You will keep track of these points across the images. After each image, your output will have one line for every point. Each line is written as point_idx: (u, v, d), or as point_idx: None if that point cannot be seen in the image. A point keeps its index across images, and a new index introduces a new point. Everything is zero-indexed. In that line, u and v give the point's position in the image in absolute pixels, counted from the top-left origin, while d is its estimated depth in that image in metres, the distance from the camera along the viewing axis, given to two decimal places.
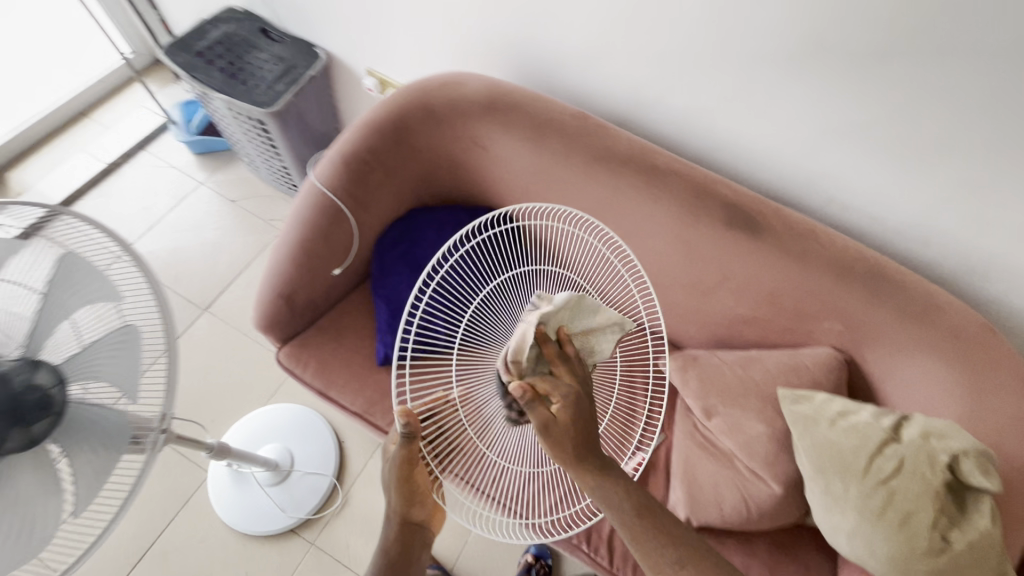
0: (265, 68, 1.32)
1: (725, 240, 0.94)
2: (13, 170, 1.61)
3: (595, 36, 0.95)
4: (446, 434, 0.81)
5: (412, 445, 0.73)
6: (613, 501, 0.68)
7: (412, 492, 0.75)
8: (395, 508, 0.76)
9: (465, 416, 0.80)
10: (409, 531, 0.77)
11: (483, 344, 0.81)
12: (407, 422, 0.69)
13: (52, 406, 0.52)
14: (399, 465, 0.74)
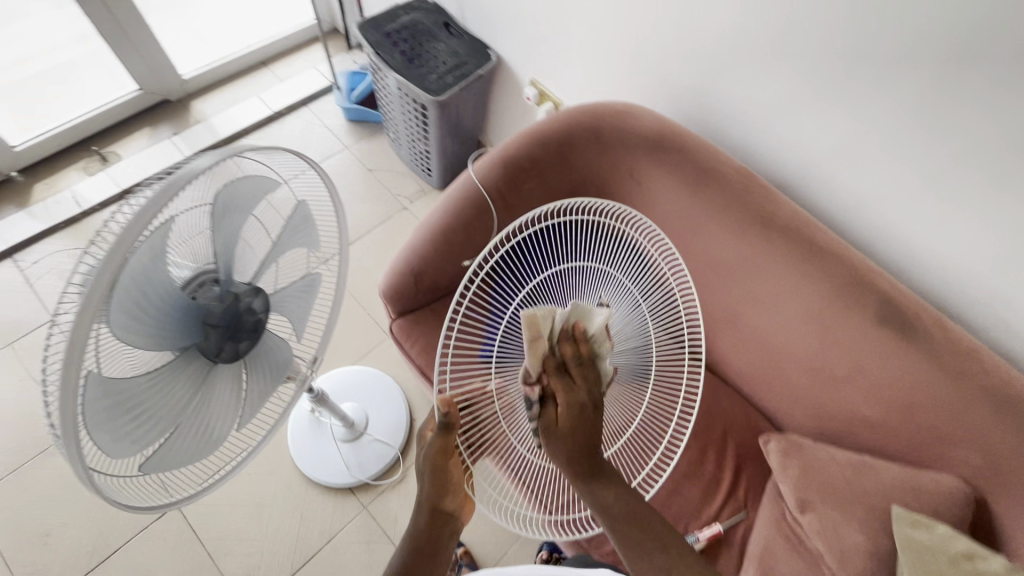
0: (440, 60, 1.40)
1: (870, 336, 0.90)
2: (199, 100, 1.82)
3: (784, 100, 0.92)
4: (482, 425, 0.78)
5: (448, 436, 0.72)
6: (609, 507, 0.66)
7: (444, 485, 0.73)
8: (425, 498, 0.72)
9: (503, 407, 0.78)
10: (438, 519, 0.72)
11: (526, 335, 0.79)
12: (446, 411, 0.69)
13: (261, 331, 0.54)
14: (433, 455, 0.72)
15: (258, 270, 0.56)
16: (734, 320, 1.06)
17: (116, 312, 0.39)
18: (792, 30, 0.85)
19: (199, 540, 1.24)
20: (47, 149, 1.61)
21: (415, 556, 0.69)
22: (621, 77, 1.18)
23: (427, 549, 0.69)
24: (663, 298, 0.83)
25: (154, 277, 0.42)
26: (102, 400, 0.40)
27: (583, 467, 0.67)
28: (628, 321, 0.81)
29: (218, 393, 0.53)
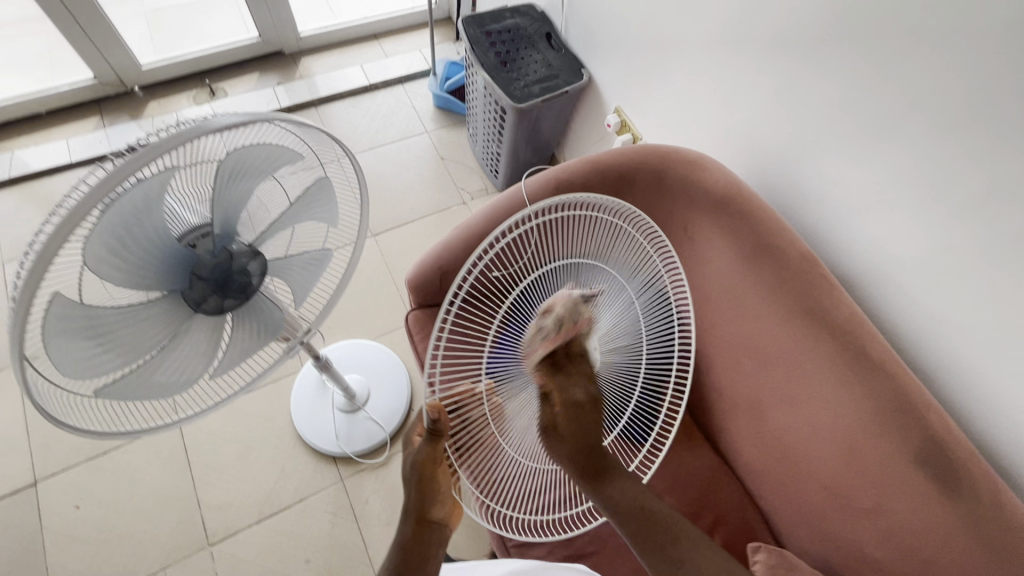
0: (532, 68, 1.40)
1: (904, 476, 0.79)
2: (308, 58, 1.92)
3: (872, 193, 0.84)
4: (471, 427, 0.70)
5: (438, 442, 0.64)
6: (619, 502, 0.66)
7: (433, 494, 0.65)
8: (413, 506, 0.64)
9: (493, 409, 0.69)
10: (424, 530, 0.64)
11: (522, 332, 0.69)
12: (436, 417, 0.62)
13: (249, 294, 0.55)
14: (422, 461, 0.64)
15: (264, 234, 0.57)
16: (757, 411, 0.97)
17: (90, 240, 0.40)
18: (900, 122, 0.77)
19: (188, 462, 1.30)
20: (168, 73, 1.76)
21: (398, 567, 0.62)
22: (703, 126, 1.12)
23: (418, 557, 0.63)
24: (655, 298, 0.79)
25: (143, 218, 0.43)
26: (66, 317, 0.42)
27: (583, 465, 0.65)
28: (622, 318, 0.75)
29: (194, 342, 0.55)
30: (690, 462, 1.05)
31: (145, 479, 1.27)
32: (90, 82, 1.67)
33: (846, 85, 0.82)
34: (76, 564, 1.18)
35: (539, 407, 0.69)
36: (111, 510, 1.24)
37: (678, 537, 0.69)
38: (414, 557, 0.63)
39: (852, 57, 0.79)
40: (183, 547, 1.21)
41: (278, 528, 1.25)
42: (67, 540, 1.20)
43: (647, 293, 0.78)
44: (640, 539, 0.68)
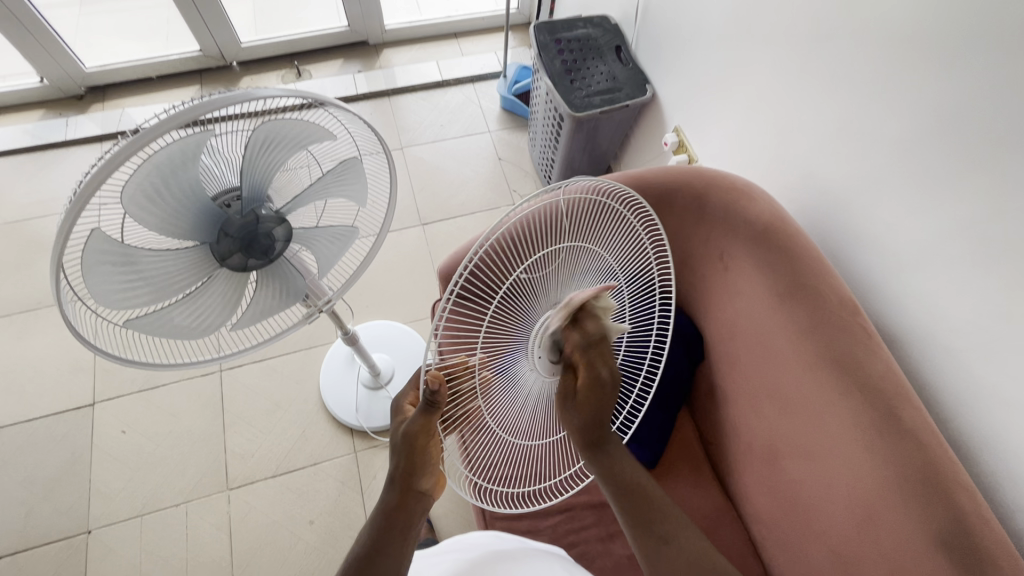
0: (596, 78, 1.40)
1: (918, 556, 0.72)
2: (390, 50, 2.02)
3: (930, 244, 0.78)
4: (461, 401, 0.65)
5: (430, 415, 0.61)
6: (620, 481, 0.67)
7: (420, 464, 0.63)
8: (399, 474, 0.63)
9: (482, 385, 0.65)
10: (410, 497, 0.62)
11: (516, 316, 0.66)
12: (435, 389, 0.57)
13: (270, 256, 0.60)
14: (413, 433, 0.62)
15: (292, 203, 0.61)
16: (771, 456, 0.92)
17: (129, 187, 0.45)
18: (972, 169, 0.71)
19: (222, 409, 1.40)
20: (264, 52, 1.91)
21: (385, 528, 0.61)
22: (758, 154, 1.08)
23: (401, 527, 0.61)
24: (645, 293, 0.80)
25: (178, 173, 0.48)
26: (99, 251, 0.48)
27: (591, 438, 0.65)
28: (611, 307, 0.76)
29: (214, 293, 0.59)
30: (694, 497, 1.01)
31: (183, 418, 1.39)
32: (196, 54, 1.84)
33: (916, 125, 0.76)
34: (114, 483, 1.30)
35: (524, 385, 0.69)
36: (152, 439, 1.36)
37: (665, 509, 0.68)
38: (394, 523, 0.61)
39: (926, 97, 0.74)
40: (205, 485, 1.31)
41: (290, 485, 1.32)
42: (111, 459, 1.33)
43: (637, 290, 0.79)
44: (624, 504, 0.68)
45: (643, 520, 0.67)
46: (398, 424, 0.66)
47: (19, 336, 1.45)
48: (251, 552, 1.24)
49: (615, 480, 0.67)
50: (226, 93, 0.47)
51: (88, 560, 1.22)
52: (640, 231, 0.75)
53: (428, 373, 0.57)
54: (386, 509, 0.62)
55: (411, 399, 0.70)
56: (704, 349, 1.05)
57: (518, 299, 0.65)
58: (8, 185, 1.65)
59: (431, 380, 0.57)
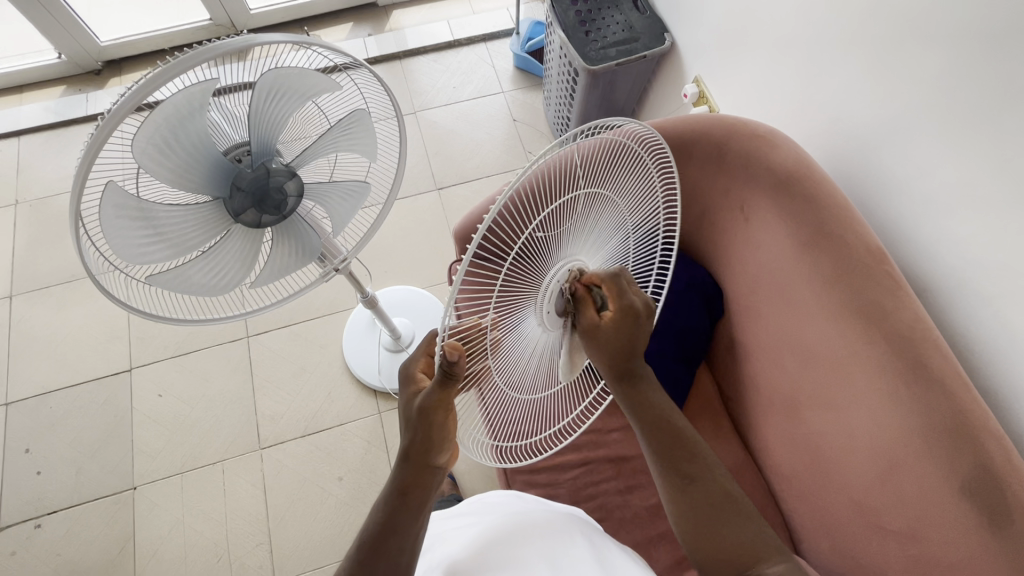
0: (612, 28, 1.34)
1: (944, 505, 0.71)
2: (399, 11, 1.97)
3: (966, 187, 0.73)
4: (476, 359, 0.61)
5: (445, 384, 0.56)
6: (654, 429, 0.68)
7: (437, 439, 0.61)
8: (413, 451, 0.62)
9: (491, 343, 0.61)
10: (427, 471, 0.62)
11: (532, 270, 0.61)
12: (454, 360, 0.53)
13: (284, 211, 0.61)
14: (431, 404, 0.58)
15: (300, 157, 0.62)
16: (792, 410, 0.91)
17: (139, 138, 0.46)
18: (1015, 101, 0.66)
19: (251, 372, 1.45)
20: (273, 18, 1.88)
21: (399, 505, 0.62)
22: (783, 101, 1.03)
23: (417, 502, 0.62)
24: (644, 234, 0.79)
25: (186, 124, 0.49)
26: (116, 205, 0.49)
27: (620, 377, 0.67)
28: (610, 248, 0.74)
29: (229, 252, 0.60)
30: (715, 451, 1.01)
31: (215, 382, 1.44)
32: (206, 23, 1.83)
33: (956, 57, 0.71)
34: (154, 443, 1.37)
35: (526, 341, 0.67)
36: (186, 402, 1.42)
37: (694, 451, 0.68)
38: (409, 500, 0.62)
39: (968, 24, 0.68)
40: (239, 444, 1.37)
41: (318, 445, 1.37)
42: (149, 421, 1.40)
43: (637, 233, 0.78)
44: (659, 452, 0.68)
45: (674, 459, 0.67)
46: (411, 396, 0.62)
47: (57, 308, 1.52)
48: (285, 507, 1.31)
49: (652, 428, 0.68)
50: (220, 40, 0.48)
51: (135, 514, 1.30)
52: (652, 176, 0.75)
53: (445, 344, 0.52)
54: (400, 487, 0.62)
55: (422, 366, 0.65)
56: (725, 304, 1.03)
57: (534, 250, 0.60)
58: (35, 162, 1.69)
59: (449, 351, 0.52)
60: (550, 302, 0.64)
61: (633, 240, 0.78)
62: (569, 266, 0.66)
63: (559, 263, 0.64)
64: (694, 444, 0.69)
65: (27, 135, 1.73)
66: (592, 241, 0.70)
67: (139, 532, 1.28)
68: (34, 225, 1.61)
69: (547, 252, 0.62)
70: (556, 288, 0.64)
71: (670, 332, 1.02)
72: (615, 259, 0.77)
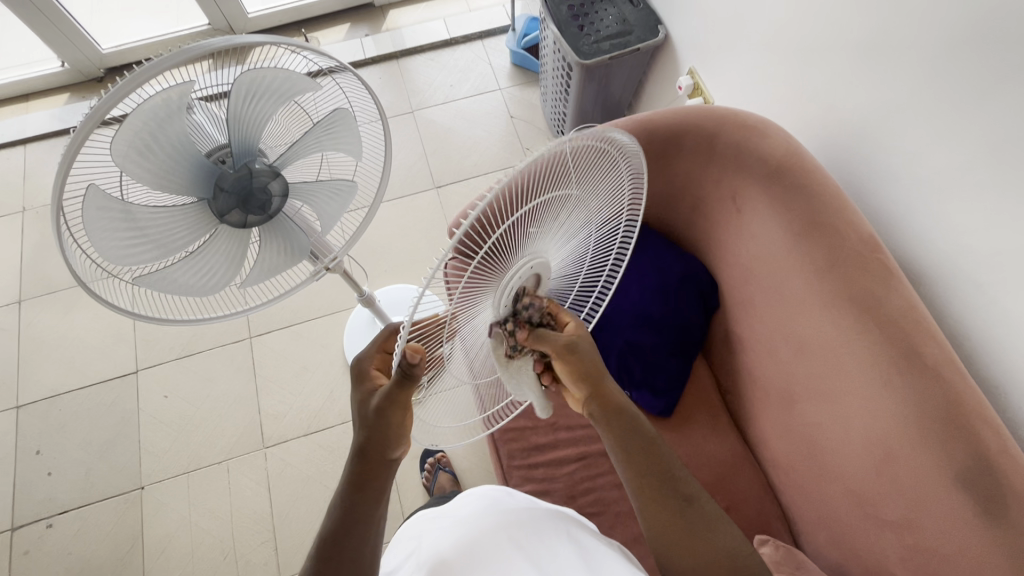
0: (605, 22, 1.34)
1: (941, 494, 0.71)
2: (396, 11, 1.98)
3: (958, 172, 0.72)
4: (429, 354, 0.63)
5: (401, 385, 0.58)
6: (623, 437, 0.69)
7: (392, 435, 0.62)
8: (369, 448, 0.63)
9: (449, 333, 0.62)
10: (382, 466, 0.64)
11: (497, 266, 0.60)
12: (414, 361, 0.54)
13: (268, 211, 0.62)
14: (383, 405, 0.60)
15: (284, 157, 0.62)
16: (788, 400, 0.90)
17: (118, 142, 0.47)
18: (1006, 83, 0.65)
19: (254, 372, 1.47)
20: (270, 22, 1.89)
21: (352, 498, 0.63)
22: (776, 91, 1.02)
23: (373, 495, 0.63)
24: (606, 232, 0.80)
25: (165, 127, 0.49)
26: (99, 208, 0.50)
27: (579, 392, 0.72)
28: (574, 246, 0.74)
29: (216, 250, 0.61)
30: (712, 444, 1.00)
31: (219, 383, 1.46)
32: (204, 28, 1.85)
33: (947, 39, 0.70)
34: (161, 443, 1.40)
35: (482, 330, 0.67)
36: (191, 402, 1.44)
37: (681, 471, 0.69)
38: (365, 491, 0.63)
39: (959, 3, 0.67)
40: (243, 444, 1.39)
41: (321, 443, 1.39)
42: (156, 422, 1.42)
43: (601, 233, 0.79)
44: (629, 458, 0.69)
45: (659, 475, 0.67)
46: (366, 393, 0.64)
47: (65, 312, 1.55)
48: (289, 505, 1.32)
49: (623, 437, 0.69)
50: (201, 41, 0.50)
51: (143, 513, 1.32)
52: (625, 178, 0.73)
53: (406, 347, 0.54)
54: (354, 482, 0.63)
55: (376, 363, 0.68)
56: (720, 296, 1.03)
57: (502, 252, 0.59)
58: (42, 169, 1.72)
59: (409, 353, 0.54)
60: (505, 297, 0.64)
61: (597, 234, 0.78)
62: (533, 263, 0.65)
63: (523, 258, 0.63)
64: (666, 457, 0.69)
65: (33, 143, 1.76)
66: (560, 240, 0.69)
67: (147, 531, 1.31)
68: (41, 231, 1.64)
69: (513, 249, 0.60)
70: (514, 285, 0.64)
71: (665, 324, 1.02)
72: (573, 261, 0.78)
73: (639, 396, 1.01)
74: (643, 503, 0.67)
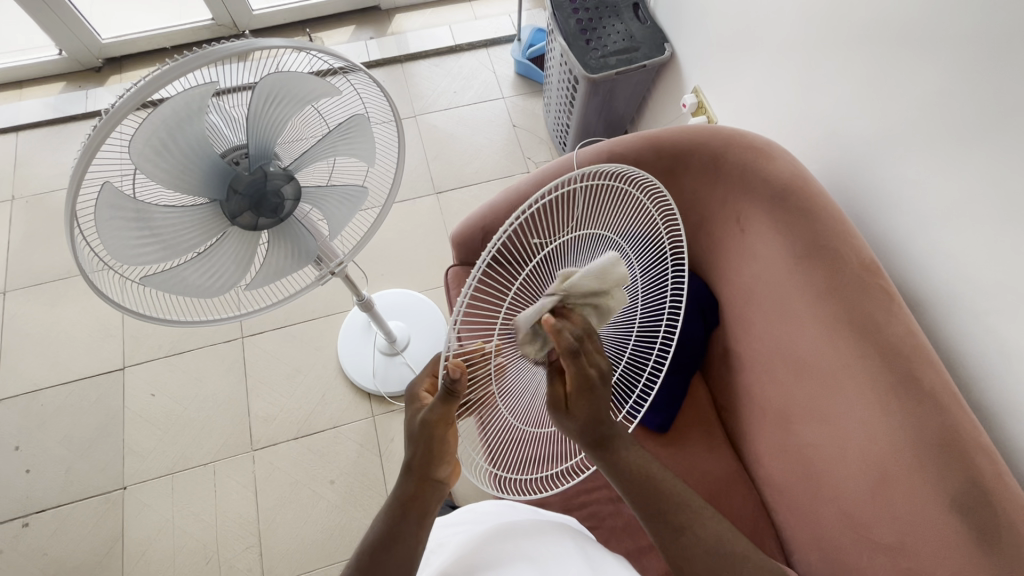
0: (612, 37, 1.35)
1: (935, 520, 0.72)
2: (402, 16, 1.98)
3: (960, 203, 0.74)
4: (476, 386, 0.64)
5: (450, 405, 0.60)
6: (618, 472, 0.68)
7: (439, 450, 0.63)
8: (415, 463, 0.63)
9: (496, 370, 0.64)
10: (425, 486, 0.63)
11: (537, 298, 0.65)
12: (457, 377, 0.56)
13: (281, 214, 0.61)
14: (432, 420, 0.60)
15: (298, 161, 0.62)
16: (785, 420, 0.91)
17: (136, 141, 0.46)
18: (1010, 117, 0.66)
19: (245, 373, 1.45)
20: (275, 20, 1.89)
21: (395, 516, 0.62)
22: (780, 114, 1.03)
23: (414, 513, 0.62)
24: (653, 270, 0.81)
25: (182, 127, 0.49)
26: (114, 206, 0.49)
27: (593, 437, 0.66)
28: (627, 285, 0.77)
29: (225, 252, 0.60)
30: (707, 461, 1.01)
31: (208, 382, 1.44)
32: (208, 23, 1.83)
33: (952, 72, 0.71)
34: (145, 443, 1.36)
35: (535, 373, 0.70)
36: (178, 401, 1.41)
37: (685, 500, 0.69)
38: (409, 510, 0.62)
39: (968, 38, 0.69)
40: (231, 446, 1.36)
41: (310, 447, 1.37)
42: (142, 421, 1.39)
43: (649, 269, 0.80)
44: (635, 495, 0.69)
45: (656, 507, 0.68)
46: (414, 413, 0.64)
47: (52, 305, 1.51)
48: (276, 509, 1.30)
49: (620, 476, 0.68)
50: (224, 43, 0.49)
51: (125, 514, 1.29)
52: (653, 215, 0.79)
53: (449, 362, 0.55)
54: (400, 499, 0.63)
55: (426, 386, 0.67)
56: (720, 314, 1.04)
57: (538, 281, 0.66)
58: (34, 158, 1.69)
59: (453, 368, 0.55)
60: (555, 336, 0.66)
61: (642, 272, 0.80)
62: None
63: None
64: (667, 484, 0.69)
65: (26, 130, 1.73)
66: None
67: (127, 533, 1.27)
68: (30, 221, 1.60)
69: (553, 279, 0.66)
70: None
71: None
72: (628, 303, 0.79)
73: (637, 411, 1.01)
74: (650, 528, 0.69)
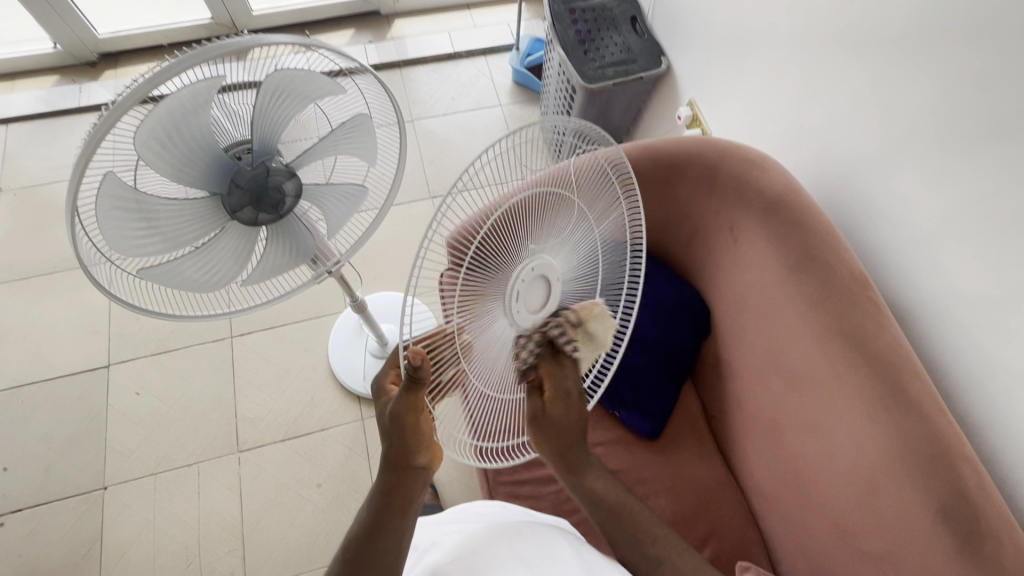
0: (610, 49, 1.37)
1: (920, 528, 0.73)
2: (401, 22, 2.00)
3: (946, 218, 0.76)
4: (445, 368, 0.63)
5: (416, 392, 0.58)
6: (582, 491, 0.71)
7: (416, 441, 0.62)
8: (393, 455, 0.63)
9: (463, 349, 0.62)
10: (410, 477, 0.64)
11: (493, 267, 0.63)
12: (418, 364, 0.55)
13: (281, 211, 0.61)
14: (400, 411, 0.59)
15: (301, 158, 0.62)
16: (775, 430, 0.92)
17: (141, 132, 0.46)
18: (996, 136, 0.69)
19: (233, 373, 1.43)
20: (274, 21, 1.89)
21: (383, 506, 0.63)
22: (772, 128, 1.06)
23: (399, 505, 0.63)
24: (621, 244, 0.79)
25: (188, 121, 0.49)
26: (115, 197, 0.49)
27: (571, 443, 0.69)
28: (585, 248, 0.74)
29: (224, 245, 0.60)
30: (696, 468, 1.02)
31: (195, 381, 1.42)
32: (206, 22, 1.83)
33: (939, 93, 0.74)
34: (128, 442, 1.34)
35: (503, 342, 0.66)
36: (164, 400, 1.39)
37: (636, 520, 0.71)
38: (393, 501, 0.63)
39: (954, 59, 0.71)
40: (217, 446, 1.34)
41: (297, 449, 1.35)
42: (125, 420, 1.36)
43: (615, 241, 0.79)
44: (599, 512, 0.71)
45: (611, 529, 0.71)
46: (384, 406, 0.65)
47: (36, 299, 1.48)
48: (261, 512, 1.28)
49: (584, 493, 0.71)
50: (230, 39, 0.50)
51: (105, 514, 1.26)
52: (616, 187, 0.78)
53: (409, 349, 0.55)
54: (383, 490, 0.63)
55: (391, 378, 0.68)
56: (712, 322, 1.05)
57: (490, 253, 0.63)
58: (23, 151, 1.66)
59: (413, 355, 0.55)
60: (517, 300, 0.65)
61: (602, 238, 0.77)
62: (537, 265, 0.66)
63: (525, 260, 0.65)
64: (632, 504, 0.72)
65: (15, 123, 1.71)
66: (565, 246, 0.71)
67: (106, 534, 1.24)
68: (16, 214, 1.58)
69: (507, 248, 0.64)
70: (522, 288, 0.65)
71: (658, 347, 1.03)
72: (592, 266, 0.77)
73: (629, 418, 1.02)
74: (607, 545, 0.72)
